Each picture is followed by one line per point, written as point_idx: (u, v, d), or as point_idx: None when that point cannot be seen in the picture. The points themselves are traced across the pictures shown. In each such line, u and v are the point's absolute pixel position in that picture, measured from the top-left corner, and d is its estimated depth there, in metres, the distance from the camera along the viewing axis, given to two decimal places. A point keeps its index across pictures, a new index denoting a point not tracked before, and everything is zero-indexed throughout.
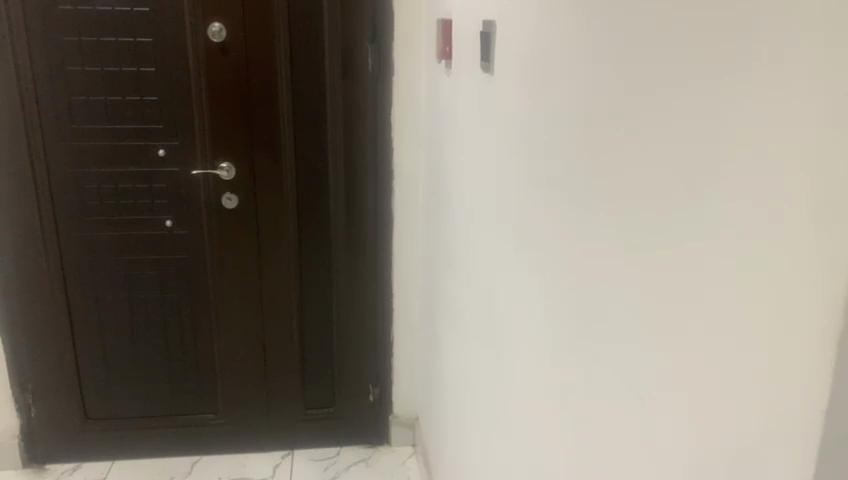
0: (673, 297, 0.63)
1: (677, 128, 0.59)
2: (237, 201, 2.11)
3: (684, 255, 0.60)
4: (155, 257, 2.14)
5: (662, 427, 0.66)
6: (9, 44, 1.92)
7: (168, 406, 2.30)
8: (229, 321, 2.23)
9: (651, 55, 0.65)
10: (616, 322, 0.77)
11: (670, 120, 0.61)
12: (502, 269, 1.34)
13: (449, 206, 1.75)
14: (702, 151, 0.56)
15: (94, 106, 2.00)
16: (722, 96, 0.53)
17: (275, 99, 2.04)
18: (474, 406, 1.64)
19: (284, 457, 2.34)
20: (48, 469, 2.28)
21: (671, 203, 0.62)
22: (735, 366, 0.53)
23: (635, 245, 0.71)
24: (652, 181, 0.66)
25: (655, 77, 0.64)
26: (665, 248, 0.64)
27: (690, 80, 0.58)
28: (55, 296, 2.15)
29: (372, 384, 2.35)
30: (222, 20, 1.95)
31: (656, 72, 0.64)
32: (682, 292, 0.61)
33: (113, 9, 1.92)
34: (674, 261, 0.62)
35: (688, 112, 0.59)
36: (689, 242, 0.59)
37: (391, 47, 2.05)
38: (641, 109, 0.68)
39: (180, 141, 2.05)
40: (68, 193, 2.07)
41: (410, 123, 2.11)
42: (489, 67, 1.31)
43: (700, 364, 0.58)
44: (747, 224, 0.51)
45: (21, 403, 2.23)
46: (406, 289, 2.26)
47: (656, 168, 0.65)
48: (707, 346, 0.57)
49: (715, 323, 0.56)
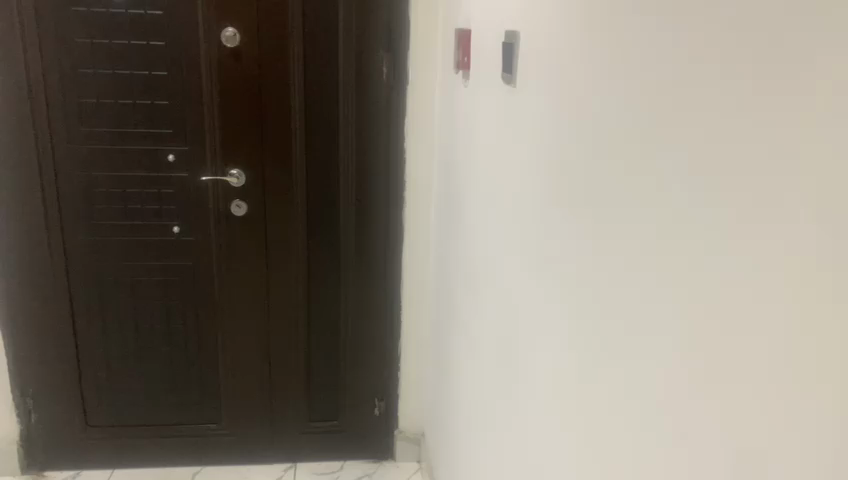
0: (704, 313, 0.63)
1: (725, 145, 0.59)
2: (247, 208, 2.08)
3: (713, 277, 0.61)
4: (162, 263, 2.11)
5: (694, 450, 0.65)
6: (20, 45, 1.89)
7: (170, 415, 2.27)
8: (235, 331, 2.19)
9: (693, 69, 0.64)
10: (644, 339, 0.75)
11: (721, 137, 0.59)
12: (517, 289, 1.30)
13: (463, 220, 1.71)
14: (746, 167, 0.56)
15: (104, 109, 1.98)
16: (780, 124, 0.52)
17: (287, 107, 2.01)
18: (482, 428, 1.60)
19: (286, 470, 2.30)
20: (46, 476, 2.25)
21: (712, 219, 0.61)
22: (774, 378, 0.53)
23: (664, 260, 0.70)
24: (687, 197, 0.65)
25: (708, 99, 0.61)
26: (697, 273, 0.64)
27: (747, 106, 0.55)
28: (58, 301, 2.11)
29: (379, 398, 2.30)
30: (236, 26, 1.93)
31: (709, 93, 0.61)
32: (718, 308, 0.60)
33: (126, 12, 1.90)
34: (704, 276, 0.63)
35: (744, 137, 0.56)
36: (722, 270, 0.59)
37: (407, 57, 2.02)
38: (683, 125, 0.66)
39: (191, 146, 2.02)
40: (75, 196, 2.04)
41: (422, 134, 2.08)
42: (512, 79, 1.26)
43: (734, 377, 0.58)
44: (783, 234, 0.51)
45: (21, 408, 2.20)
46: (417, 304, 2.24)
47: (693, 182, 0.64)
48: (740, 358, 0.57)
49: (742, 332, 0.57)
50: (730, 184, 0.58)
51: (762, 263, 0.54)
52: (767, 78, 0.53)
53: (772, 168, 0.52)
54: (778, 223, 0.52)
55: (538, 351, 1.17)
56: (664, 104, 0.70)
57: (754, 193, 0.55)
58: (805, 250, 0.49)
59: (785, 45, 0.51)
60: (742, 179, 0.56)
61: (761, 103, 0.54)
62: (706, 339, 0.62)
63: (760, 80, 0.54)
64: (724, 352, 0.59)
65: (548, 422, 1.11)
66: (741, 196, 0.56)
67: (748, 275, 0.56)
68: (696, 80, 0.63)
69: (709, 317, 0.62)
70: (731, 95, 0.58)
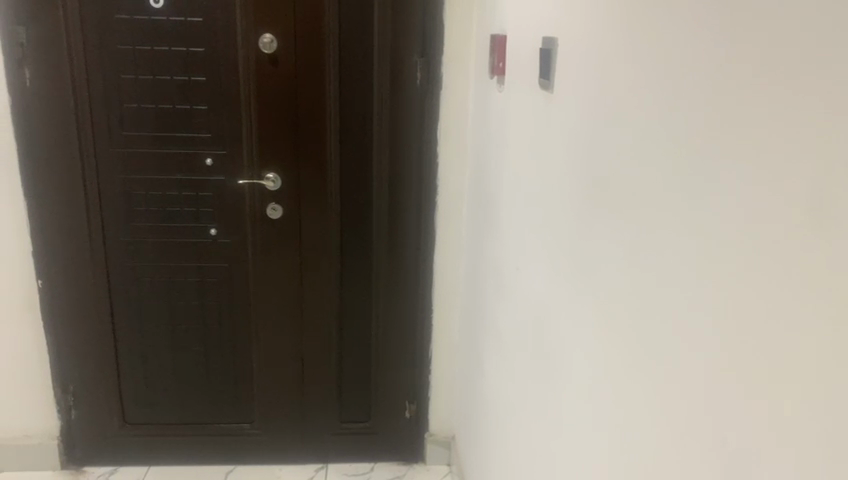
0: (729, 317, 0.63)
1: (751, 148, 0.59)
2: (282, 212, 2.11)
3: (737, 279, 0.61)
4: (199, 265, 2.16)
5: (721, 454, 0.65)
6: (65, 52, 1.95)
7: (204, 415, 2.31)
8: (269, 332, 2.23)
9: (719, 74, 0.64)
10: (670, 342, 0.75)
11: (747, 141, 0.59)
12: (549, 293, 1.30)
13: (496, 224, 1.71)
14: (771, 167, 0.56)
15: (144, 114, 2.03)
16: (801, 126, 0.52)
17: (322, 111, 2.04)
18: (513, 433, 1.60)
19: (317, 471, 2.32)
20: (85, 472, 2.30)
21: (737, 222, 0.61)
22: (799, 377, 0.53)
23: (690, 263, 0.70)
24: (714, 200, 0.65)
25: (734, 103, 0.61)
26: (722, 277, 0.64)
27: (770, 109, 0.56)
28: (98, 301, 2.17)
29: (410, 401, 2.32)
30: (274, 32, 1.96)
31: (734, 97, 0.61)
32: (743, 310, 0.60)
33: (167, 19, 1.94)
34: (728, 279, 0.63)
35: (769, 138, 0.56)
36: (745, 271, 0.60)
37: (441, 61, 2.04)
38: (711, 128, 0.66)
39: (227, 150, 2.06)
40: (116, 199, 2.09)
41: (455, 138, 2.09)
42: (549, 84, 1.26)
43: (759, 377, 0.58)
44: (807, 236, 0.52)
45: (61, 405, 2.26)
46: (447, 307, 2.25)
47: (720, 186, 0.64)
48: (766, 359, 0.57)
49: (768, 332, 0.56)
50: (757, 186, 0.58)
51: (786, 263, 0.54)
52: (790, 80, 0.53)
53: (797, 169, 0.52)
54: (801, 224, 0.52)
55: (570, 355, 1.17)
56: (691, 109, 0.70)
57: (778, 193, 0.55)
58: (827, 250, 0.49)
59: (807, 49, 0.51)
60: (767, 181, 0.56)
61: (782, 105, 0.54)
62: (731, 341, 0.62)
63: (781, 82, 0.54)
64: (749, 353, 0.59)
65: (579, 426, 1.11)
66: (767, 197, 0.56)
67: (771, 274, 0.56)
68: (722, 84, 0.64)
69: (733, 320, 0.62)
70: (754, 99, 0.58)
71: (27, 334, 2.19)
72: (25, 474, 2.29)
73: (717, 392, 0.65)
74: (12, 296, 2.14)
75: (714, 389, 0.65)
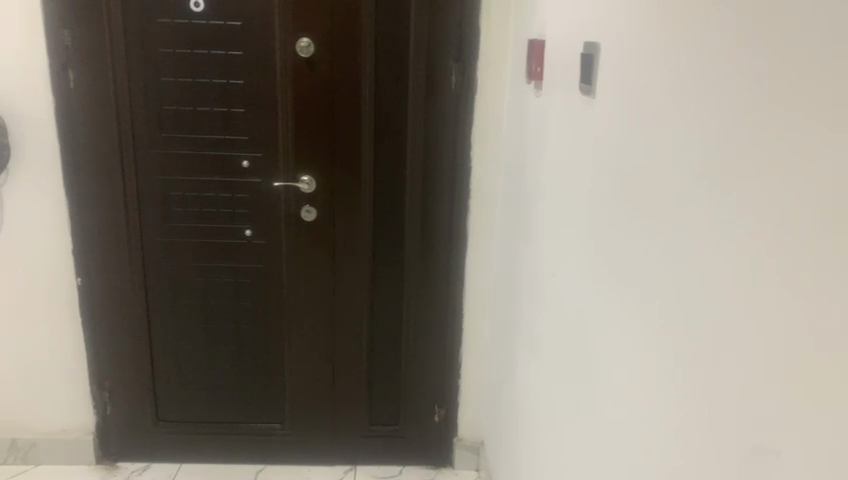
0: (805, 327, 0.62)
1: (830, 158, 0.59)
2: (316, 214, 2.13)
3: (816, 289, 0.61)
4: (233, 265, 2.18)
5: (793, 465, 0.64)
6: (108, 55, 2.00)
7: (235, 413, 2.33)
8: (300, 333, 2.24)
9: (793, 84, 0.64)
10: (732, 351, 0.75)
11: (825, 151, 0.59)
12: (585, 298, 1.29)
13: (531, 229, 1.70)
14: None
15: (183, 116, 2.06)
16: None
17: (358, 115, 2.05)
18: (545, 440, 1.59)
19: (346, 473, 2.33)
20: (119, 467, 2.35)
21: (815, 232, 0.61)
22: None
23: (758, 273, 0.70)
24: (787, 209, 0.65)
25: (811, 114, 0.61)
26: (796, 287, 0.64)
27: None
28: (135, 299, 2.21)
29: (439, 405, 2.32)
30: (311, 36, 1.98)
31: (812, 107, 0.61)
32: (822, 321, 0.60)
33: (207, 23, 1.97)
34: (803, 289, 0.62)
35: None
36: (826, 283, 0.59)
37: (476, 65, 2.04)
38: (782, 138, 0.66)
39: (264, 152, 2.08)
40: (154, 199, 2.13)
41: (489, 142, 2.09)
42: (590, 89, 1.26)
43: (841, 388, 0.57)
44: None
45: (97, 401, 2.31)
46: (478, 311, 2.24)
47: (793, 194, 0.64)
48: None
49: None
50: (837, 196, 0.58)
51: None
52: None
53: None
54: None
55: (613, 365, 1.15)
56: (759, 118, 0.70)
57: None
58: None
59: None
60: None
61: None
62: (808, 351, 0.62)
63: None
64: (829, 364, 0.59)
65: (621, 436, 1.10)
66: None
67: None
68: (796, 93, 0.63)
69: (811, 330, 0.62)
70: (835, 109, 0.58)
71: (66, 330, 2.24)
72: (62, 467, 2.35)
73: (790, 402, 0.65)
74: (53, 292, 2.20)
75: (787, 400, 0.65)
